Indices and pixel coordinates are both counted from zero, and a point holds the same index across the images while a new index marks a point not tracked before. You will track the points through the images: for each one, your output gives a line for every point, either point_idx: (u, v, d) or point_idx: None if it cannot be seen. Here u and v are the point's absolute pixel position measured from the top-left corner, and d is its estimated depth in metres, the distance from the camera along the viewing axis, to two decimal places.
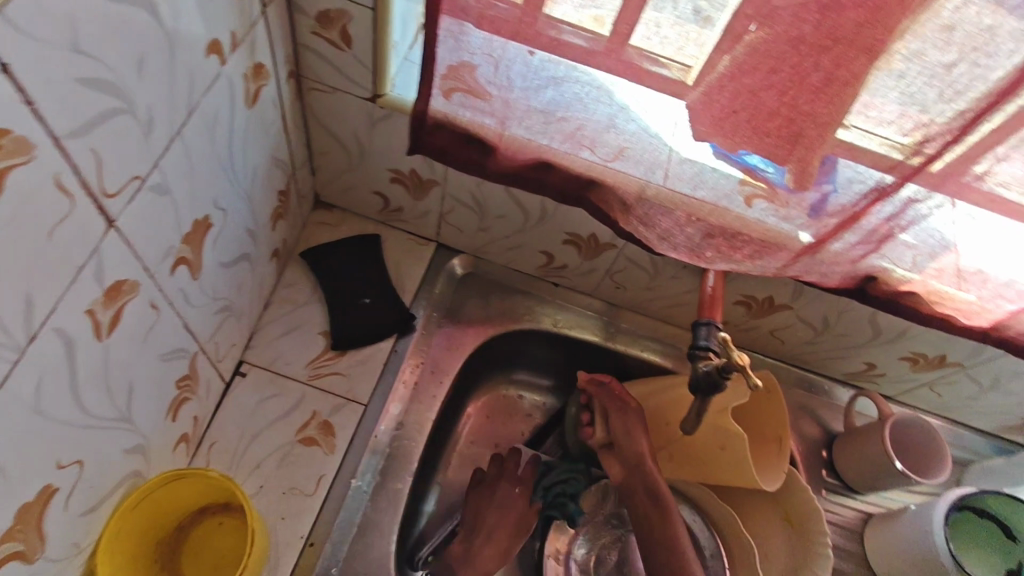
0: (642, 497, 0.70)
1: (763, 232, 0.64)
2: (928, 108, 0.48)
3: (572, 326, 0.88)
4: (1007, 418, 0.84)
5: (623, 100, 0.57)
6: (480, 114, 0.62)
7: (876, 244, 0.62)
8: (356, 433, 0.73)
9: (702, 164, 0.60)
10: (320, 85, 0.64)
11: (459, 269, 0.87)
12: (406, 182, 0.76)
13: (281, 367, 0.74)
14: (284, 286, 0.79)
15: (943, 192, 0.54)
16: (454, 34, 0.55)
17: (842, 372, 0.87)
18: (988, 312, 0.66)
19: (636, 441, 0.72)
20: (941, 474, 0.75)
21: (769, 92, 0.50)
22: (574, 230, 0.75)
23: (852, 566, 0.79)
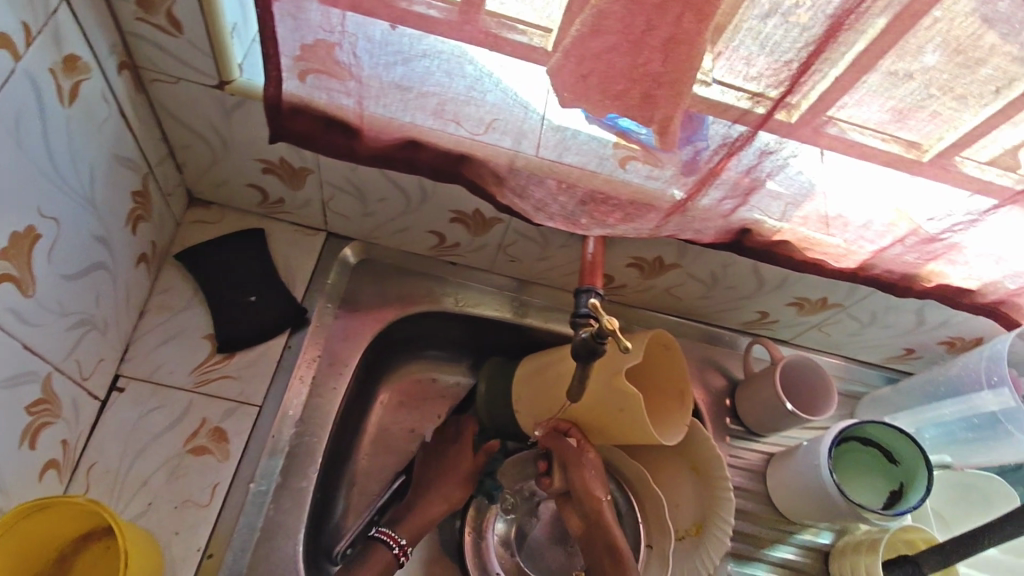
0: (603, 550, 0.75)
1: (634, 194, 0.64)
2: (756, 59, 0.49)
3: (475, 304, 0.87)
4: (889, 351, 0.89)
5: (475, 71, 0.56)
6: (337, 95, 0.60)
7: (743, 196, 0.64)
8: (251, 437, 0.70)
9: (567, 129, 0.59)
10: (161, 75, 0.61)
11: (351, 257, 0.84)
12: (279, 172, 0.73)
13: (162, 377, 0.70)
14: (160, 293, 0.74)
15: (794, 140, 0.56)
16: (291, 12, 0.53)
17: (739, 323, 0.90)
18: (852, 254, 0.70)
19: (592, 494, 0.75)
20: (826, 410, 0.81)
21: (612, 55, 0.50)
22: (459, 207, 0.74)
23: (756, 506, 0.83)
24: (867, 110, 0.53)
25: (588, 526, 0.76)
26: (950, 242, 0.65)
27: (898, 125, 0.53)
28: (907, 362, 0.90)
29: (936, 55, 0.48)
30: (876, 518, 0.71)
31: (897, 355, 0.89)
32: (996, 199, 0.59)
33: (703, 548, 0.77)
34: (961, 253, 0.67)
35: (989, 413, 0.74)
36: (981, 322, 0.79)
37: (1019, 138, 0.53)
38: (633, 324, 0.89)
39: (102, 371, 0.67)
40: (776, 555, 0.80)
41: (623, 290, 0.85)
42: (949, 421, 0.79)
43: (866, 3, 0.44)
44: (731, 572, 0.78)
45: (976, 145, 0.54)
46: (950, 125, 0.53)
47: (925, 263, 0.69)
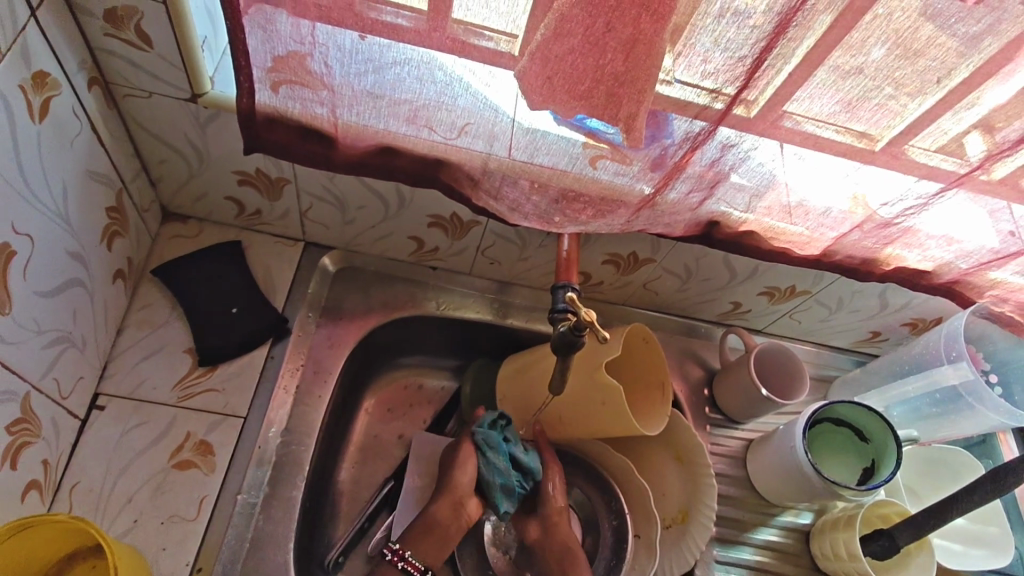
0: (553, 557, 0.76)
1: (604, 192, 0.66)
2: (713, 56, 0.52)
3: (456, 308, 0.88)
4: (857, 335, 0.92)
5: (445, 76, 0.58)
6: (310, 105, 0.61)
7: (708, 189, 0.66)
8: (236, 448, 0.70)
9: (538, 130, 0.61)
10: (133, 90, 0.61)
11: (331, 266, 0.85)
12: (257, 184, 0.74)
13: (144, 393, 0.70)
14: (139, 309, 0.74)
15: (753, 134, 0.59)
16: (261, 24, 0.54)
17: (714, 314, 0.93)
18: (815, 241, 0.73)
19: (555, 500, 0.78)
20: (799, 394, 0.83)
21: (575, 57, 0.52)
22: (436, 212, 0.76)
23: (737, 490, 0.85)
24: (820, 102, 0.55)
25: (545, 532, 0.78)
26: (906, 225, 0.69)
27: (850, 116, 0.56)
28: (875, 345, 0.94)
29: (881, 49, 0.51)
30: (851, 494, 0.73)
31: (864, 338, 0.93)
32: (944, 183, 0.62)
33: (689, 535, 0.79)
34: (916, 237, 0.70)
35: (950, 387, 0.77)
36: (939, 302, 0.83)
37: (961, 125, 0.56)
38: (613, 319, 0.91)
39: (81, 389, 0.66)
40: (759, 538, 0.83)
41: (601, 287, 0.87)
42: (914, 398, 0.82)
43: (811, 2, 0.47)
44: (717, 556, 0.81)
45: (923, 133, 0.57)
46: (898, 114, 0.56)
47: (883, 248, 0.73)
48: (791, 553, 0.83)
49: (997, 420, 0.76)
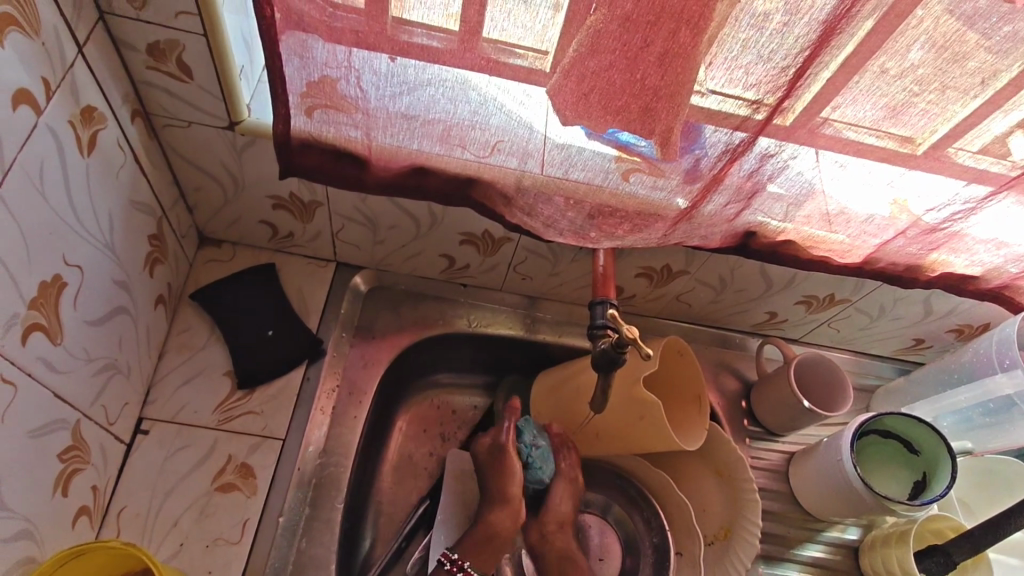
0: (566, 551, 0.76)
1: (641, 207, 0.66)
2: (754, 68, 0.51)
3: (488, 324, 0.88)
4: (900, 342, 0.90)
5: (479, 96, 0.58)
6: (345, 128, 0.62)
7: (746, 200, 0.65)
8: (277, 469, 0.71)
9: (572, 146, 0.61)
10: (172, 120, 0.63)
11: (362, 286, 0.85)
12: (290, 208, 0.74)
13: (187, 417, 0.71)
14: (179, 332, 0.75)
15: (792, 143, 0.58)
16: (298, 51, 0.55)
17: (749, 324, 0.91)
18: (857, 249, 0.71)
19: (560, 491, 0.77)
20: (843, 405, 0.81)
21: (612, 73, 0.52)
22: (468, 229, 0.76)
23: (781, 506, 0.83)
24: (861, 109, 0.54)
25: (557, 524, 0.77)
26: (952, 230, 0.67)
27: (894, 122, 0.55)
28: (918, 352, 0.92)
29: (924, 53, 0.49)
30: (902, 509, 0.71)
31: (907, 346, 0.91)
32: (993, 186, 0.60)
33: (733, 550, 0.77)
34: (963, 241, 0.68)
35: (1004, 397, 0.75)
36: (987, 308, 0.80)
37: (1009, 126, 0.55)
38: (645, 332, 0.90)
39: (127, 414, 0.67)
40: (806, 554, 0.80)
41: (634, 300, 0.86)
42: (964, 407, 0.79)
43: (855, 9, 0.46)
44: (763, 573, 0.78)
45: (970, 134, 0.56)
46: (943, 117, 0.54)
47: (928, 254, 0.71)
48: (840, 570, 0.81)
49: None
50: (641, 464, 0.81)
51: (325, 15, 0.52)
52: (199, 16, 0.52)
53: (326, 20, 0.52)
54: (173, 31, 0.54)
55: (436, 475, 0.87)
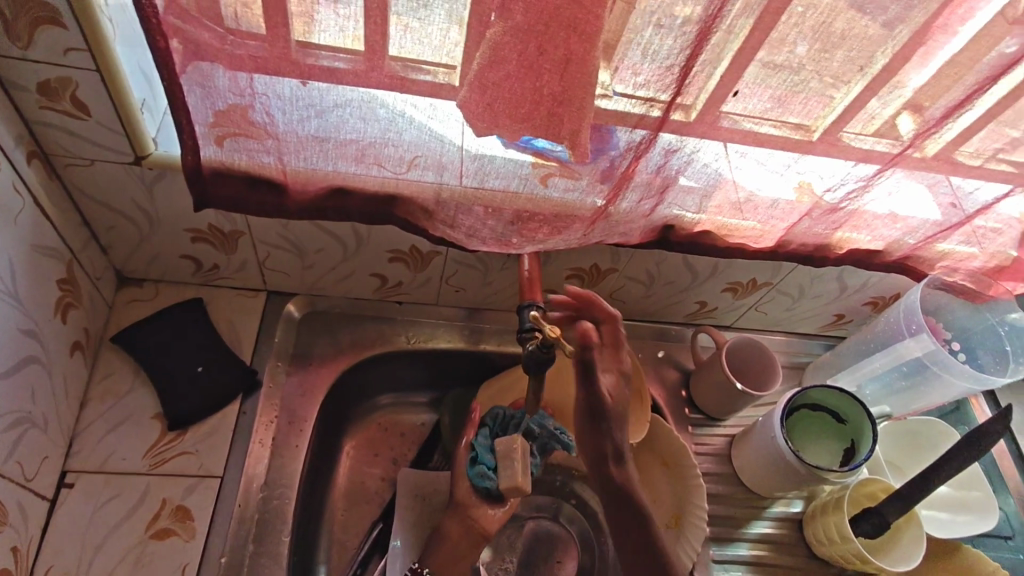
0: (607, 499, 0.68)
1: (557, 209, 0.67)
2: (648, 68, 0.54)
3: (427, 339, 0.88)
4: (823, 319, 0.95)
5: (388, 113, 0.58)
6: (257, 154, 0.61)
7: (658, 195, 0.68)
8: (215, 509, 0.69)
9: (486, 156, 0.62)
10: (74, 159, 0.61)
11: (296, 312, 0.84)
12: (211, 240, 0.73)
13: (114, 465, 0.69)
14: (101, 378, 0.73)
15: (692, 138, 0.61)
16: (199, 80, 0.55)
17: (683, 316, 0.94)
18: (768, 234, 0.74)
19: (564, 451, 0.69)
20: (774, 383, 0.84)
21: (512, 82, 0.53)
22: (396, 246, 0.76)
23: (727, 488, 0.86)
24: (753, 101, 0.58)
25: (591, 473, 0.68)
26: (851, 209, 0.71)
27: (783, 111, 0.59)
28: (841, 327, 0.97)
29: (807, 45, 0.53)
30: (835, 476, 0.74)
31: (830, 322, 0.95)
32: (878, 164, 0.65)
33: (684, 538, 0.79)
34: (863, 218, 0.73)
35: (915, 359, 0.79)
36: (894, 279, 0.85)
37: (888, 107, 0.59)
38: None
39: (48, 469, 0.65)
40: (754, 532, 0.83)
41: None
42: (881, 373, 0.84)
43: (727, 9, 0.49)
44: (713, 556, 0.81)
45: (858, 118, 0.60)
46: (828, 104, 0.58)
47: (833, 233, 0.75)
48: (787, 544, 0.83)
49: (964, 387, 0.78)
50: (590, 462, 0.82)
51: (225, 43, 0.52)
52: (90, 52, 0.51)
53: (226, 48, 0.52)
54: (64, 68, 0.53)
55: (387, 497, 0.86)
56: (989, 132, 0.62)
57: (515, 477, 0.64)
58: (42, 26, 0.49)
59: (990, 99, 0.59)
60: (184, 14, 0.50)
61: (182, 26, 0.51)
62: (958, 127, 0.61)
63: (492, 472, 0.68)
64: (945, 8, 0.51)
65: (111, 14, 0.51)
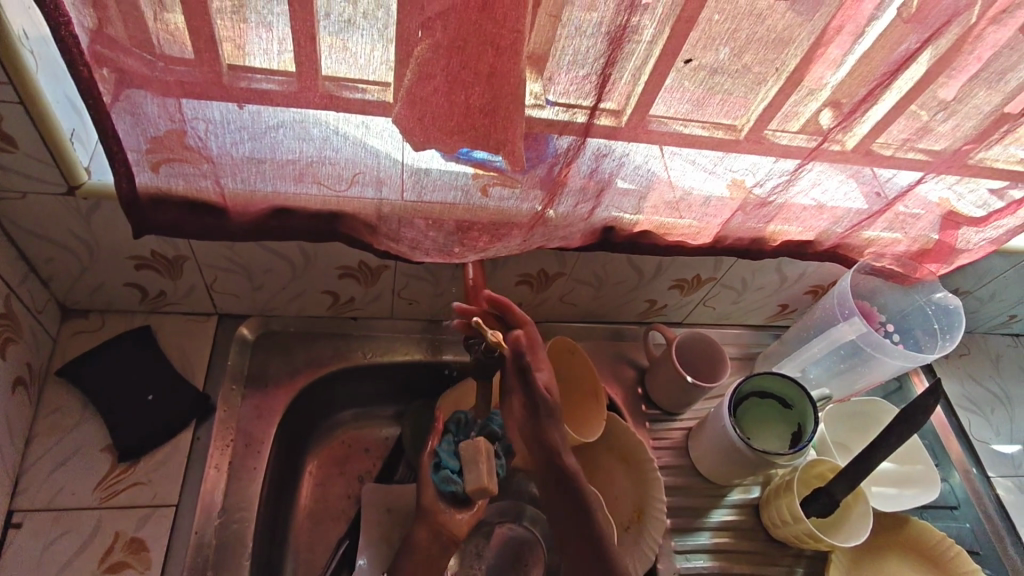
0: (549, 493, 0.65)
1: (495, 217, 0.69)
2: (572, 77, 0.56)
3: (384, 352, 0.88)
4: (768, 309, 0.98)
5: (321, 132, 0.59)
6: (194, 179, 0.62)
7: (595, 198, 0.70)
8: (171, 538, 0.69)
9: (422, 169, 0.64)
10: (5, 193, 0.60)
11: (249, 334, 0.83)
12: (156, 266, 0.73)
13: (63, 502, 0.68)
14: (47, 414, 0.72)
15: (620, 142, 0.64)
16: (128, 108, 0.55)
17: (635, 314, 0.96)
18: (704, 230, 0.77)
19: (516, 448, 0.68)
20: (722, 373, 0.87)
21: (440, 96, 0.55)
22: (344, 262, 0.77)
23: (686, 479, 0.88)
24: (675, 103, 0.60)
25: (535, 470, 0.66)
26: (780, 202, 0.75)
27: (704, 112, 0.61)
28: (787, 316, 1.00)
29: (728, 50, 0.56)
30: (784, 460, 0.77)
31: (776, 312, 0.99)
32: (798, 158, 0.68)
33: (646, 533, 0.80)
34: (792, 211, 0.76)
35: (850, 342, 0.83)
36: (829, 267, 0.89)
37: (803, 104, 0.62)
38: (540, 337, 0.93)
39: None
40: (714, 520, 0.85)
41: (521, 307, 0.90)
42: (823, 357, 0.87)
43: (636, 20, 0.52)
44: (675, 546, 0.83)
45: (777, 117, 0.63)
46: (747, 104, 0.61)
47: (766, 226, 0.78)
48: (746, 529, 0.86)
49: (898, 365, 0.82)
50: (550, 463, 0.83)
51: (152, 69, 0.53)
52: (12, 85, 0.51)
53: (153, 75, 0.53)
54: None
55: (351, 514, 0.86)
56: (899, 123, 0.66)
57: (481, 478, 0.66)
58: None
59: (895, 92, 0.63)
60: (109, 44, 0.51)
61: (108, 54, 0.51)
62: (869, 119, 0.65)
63: (456, 476, 0.70)
64: (842, 9, 0.54)
65: (31, 47, 0.52)
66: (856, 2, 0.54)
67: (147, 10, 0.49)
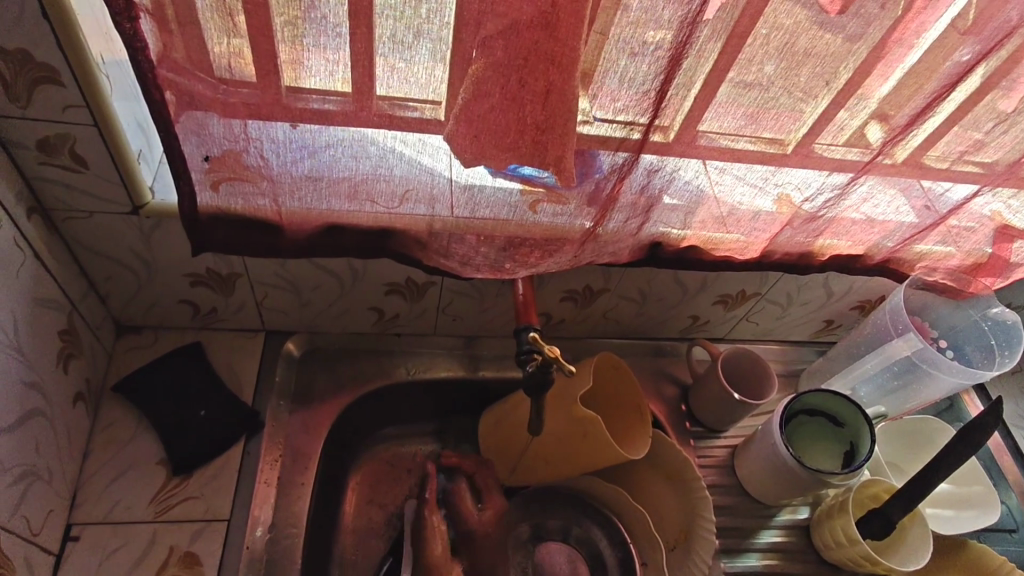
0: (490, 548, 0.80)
1: (546, 233, 0.69)
2: (624, 93, 0.57)
3: (427, 369, 0.88)
4: (814, 325, 0.97)
5: (378, 151, 0.60)
6: (252, 198, 0.63)
7: (644, 214, 0.70)
8: (224, 552, 0.69)
9: (475, 186, 0.64)
10: (73, 212, 0.63)
11: (295, 351, 0.84)
12: (209, 283, 0.74)
13: (119, 515, 0.69)
14: (104, 429, 0.73)
15: (673, 156, 0.64)
16: (194, 128, 0.57)
17: (677, 330, 0.95)
18: (752, 245, 0.77)
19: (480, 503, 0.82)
20: (770, 390, 0.85)
21: (496, 113, 0.56)
22: (392, 279, 0.77)
23: (733, 499, 0.86)
24: (726, 119, 0.60)
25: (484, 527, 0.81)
26: (830, 216, 0.74)
27: (756, 126, 0.61)
28: (832, 331, 0.98)
29: (778, 64, 0.56)
30: (838, 480, 0.75)
31: (821, 328, 0.97)
32: (851, 172, 0.68)
33: (693, 550, 0.80)
34: (843, 225, 0.76)
35: (905, 359, 0.82)
36: (879, 282, 0.88)
37: (855, 119, 0.62)
38: (581, 353, 0.93)
39: (52, 523, 0.65)
40: (763, 542, 0.83)
41: (564, 324, 0.90)
42: (876, 374, 0.85)
43: (697, 35, 0.52)
44: (725, 568, 0.81)
45: (830, 130, 0.63)
46: (799, 118, 0.61)
47: (815, 240, 0.77)
48: (796, 551, 0.84)
49: (956, 382, 0.81)
50: (592, 479, 0.82)
51: (218, 92, 0.54)
52: (88, 108, 0.54)
53: (218, 97, 0.54)
54: (63, 124, 0.55)
55: (394, 532, 0.86)
56: (954, 135, 0.65)
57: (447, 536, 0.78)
58: (42, 84, 0.51)
59: (950, 104, 0.62)
60: (178, 68, 0.52)
61: (176, 78, 0.53)
62: (924, 131, 0.64)
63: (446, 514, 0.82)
64: (900, 22, 0.54)
65: (108, 70, 0.54)
66: (914, 15, 0.54)
67: (212, 35, 0.50)
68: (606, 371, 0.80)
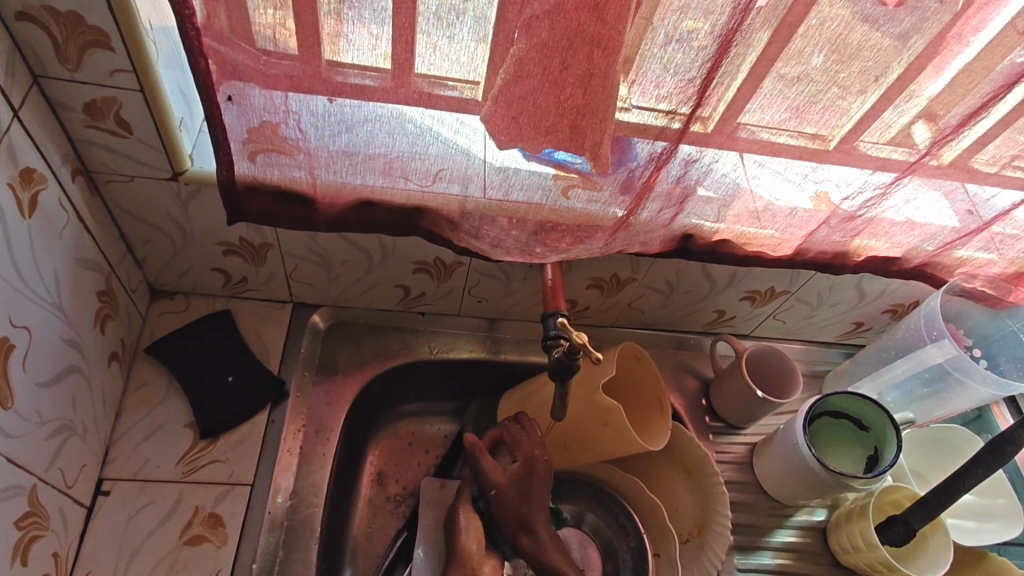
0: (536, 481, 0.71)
1: (580, 219, 0.69)
2: (664, 81, 0.56)
3: (450, 349, 0.89)
4: (843, 327, 0.95)
5: (415, 129, 0.60)
6: (289, 169, 0.64)
7: (678, 205, 0.69)
8: (247, 515, 0.71)
9: (510, 168, 0.64)
10: (114, 175, 0.64)
11: (321, 323, 0.85)
12: (242, 252, 0.75)
13: (149, 473, 0.71)
14: (136, 389, 0.75)
15: (711, 148, 0.63)
16: (236, 98, 0.57)
17: (702, 324, 0.94)
18: (786, 242, 0.75)
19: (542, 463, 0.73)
20: (794, 391, 0.84)
21: (536, 96, 0.55)
22: (420, 258, 0.78)
23: (748, 496, 0.86)
24: (770, 112, 0.59)
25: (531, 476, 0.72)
26: (868, 217, 0.72)
27: (800, 121, 0.60)
28: (861, 334, 0.97)
29: (824, 57, 0.54)
30: (859, 483, 0.75)
31: (849, 330, 0.96)
32: (896, 172, 0.66)
33: (708, 546, 0.79)
34: (881, 226, 0.74)
35: (938, 365, 0.81)
36: (914, 286, 0.86)
37: (905, 116, 0.60)
38: (604, 341, 0.93)
39: (85, 477, 0.67)
40: (777, 541, 0.83)
41: (588, 311, 0.90)
42: (905, 380, 0.84)
43: (747, 22, 0.51)
44: (738, 565, 0.81)
45: (874, 129, 0.61)
46: (845, 114, 0.59)
47: (851, 240, 0.76)
48: (810, 552, 0.83)
49: (987, 392, 0.80)
50: (608, 467, 0.82)
51: (260, 63, 0.54)
52: (135, 73, 0.54)
53: (261, 68, 0.55)
54: (110, 89, 0.56)
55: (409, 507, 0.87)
56: (1006, 139, 0.63)
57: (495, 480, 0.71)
58: (91, 48, 0.52)
59: (1004, 106, 0.60)
60: (222, 37, 0.52)
61: (220, 48, 0.53)
62: (975, 134, 0.62)
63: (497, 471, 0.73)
64: (956, 19, 0.52)
65: (155, 36, 0.54)
66: (975, 10, 0.52)
67: (257, 5, 0.50)
68: (628, 360, 0.80)
